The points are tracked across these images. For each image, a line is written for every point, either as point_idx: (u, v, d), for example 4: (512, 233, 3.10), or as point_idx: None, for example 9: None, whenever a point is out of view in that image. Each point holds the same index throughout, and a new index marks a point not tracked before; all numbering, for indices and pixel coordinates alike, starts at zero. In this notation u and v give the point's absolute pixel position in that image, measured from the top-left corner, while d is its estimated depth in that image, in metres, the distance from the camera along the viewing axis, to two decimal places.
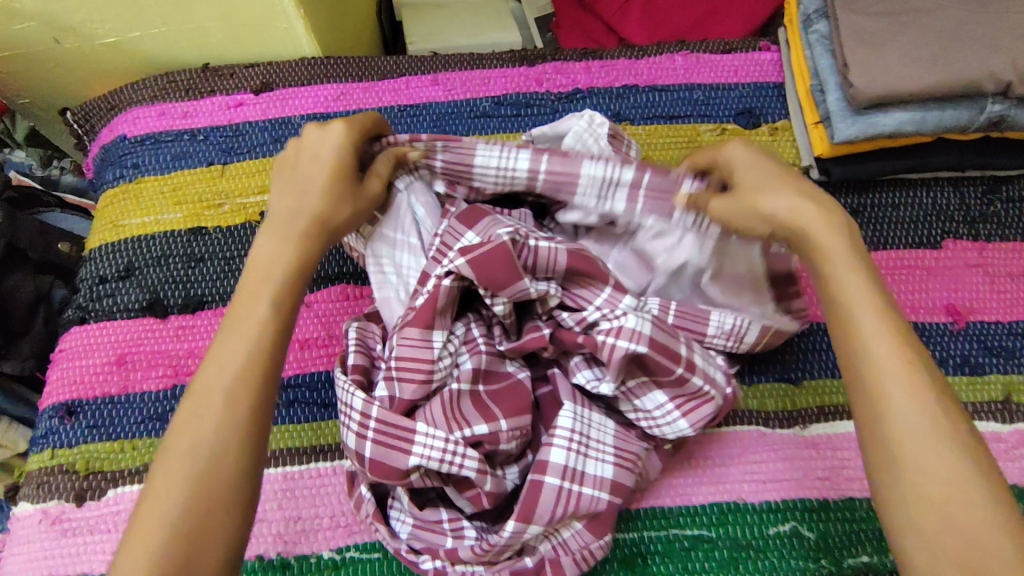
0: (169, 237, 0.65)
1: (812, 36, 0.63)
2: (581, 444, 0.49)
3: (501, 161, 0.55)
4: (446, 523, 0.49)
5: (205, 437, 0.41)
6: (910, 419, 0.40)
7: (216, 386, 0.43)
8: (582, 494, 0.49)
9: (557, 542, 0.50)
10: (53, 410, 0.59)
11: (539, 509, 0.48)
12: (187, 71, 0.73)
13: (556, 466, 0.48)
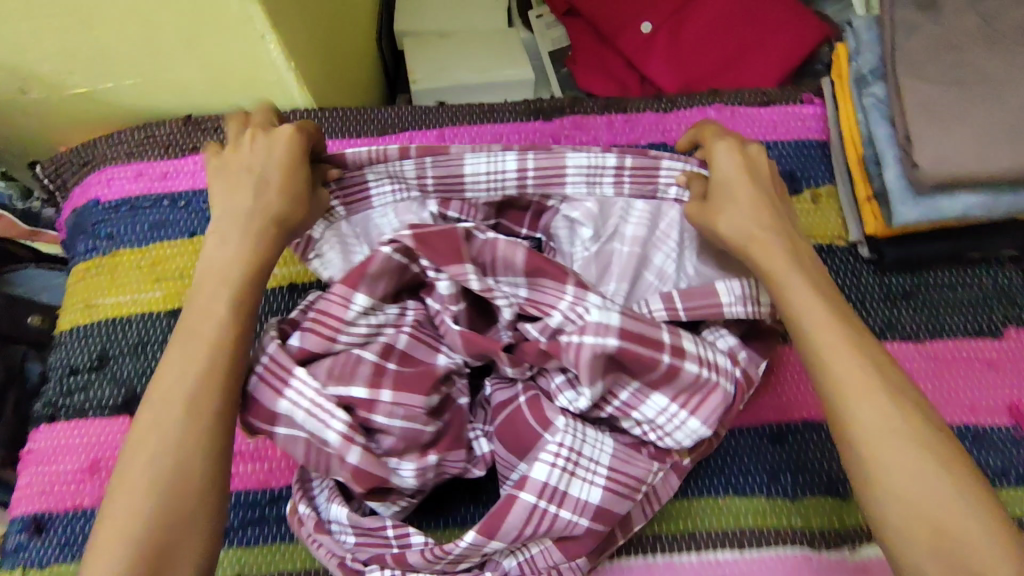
0: (148, 320, 0.59)
1: (867, 99, 0.56)
2: (569, 462, 0.46)
3: (490, 161, 0.51)
4: (390, 532, 0.46)
5: (165, 445, 0.40)
6: (867, 410, 0.40)
7: (175, 398, 0.41)
8: (558, 516, 0.45)
9: (524, 559, 0.47)
10: (21, 524, 0.53)
11: (506, 524, 0.45)
12: (167, 124, 0.66)
13: (537, 482, 0.45)
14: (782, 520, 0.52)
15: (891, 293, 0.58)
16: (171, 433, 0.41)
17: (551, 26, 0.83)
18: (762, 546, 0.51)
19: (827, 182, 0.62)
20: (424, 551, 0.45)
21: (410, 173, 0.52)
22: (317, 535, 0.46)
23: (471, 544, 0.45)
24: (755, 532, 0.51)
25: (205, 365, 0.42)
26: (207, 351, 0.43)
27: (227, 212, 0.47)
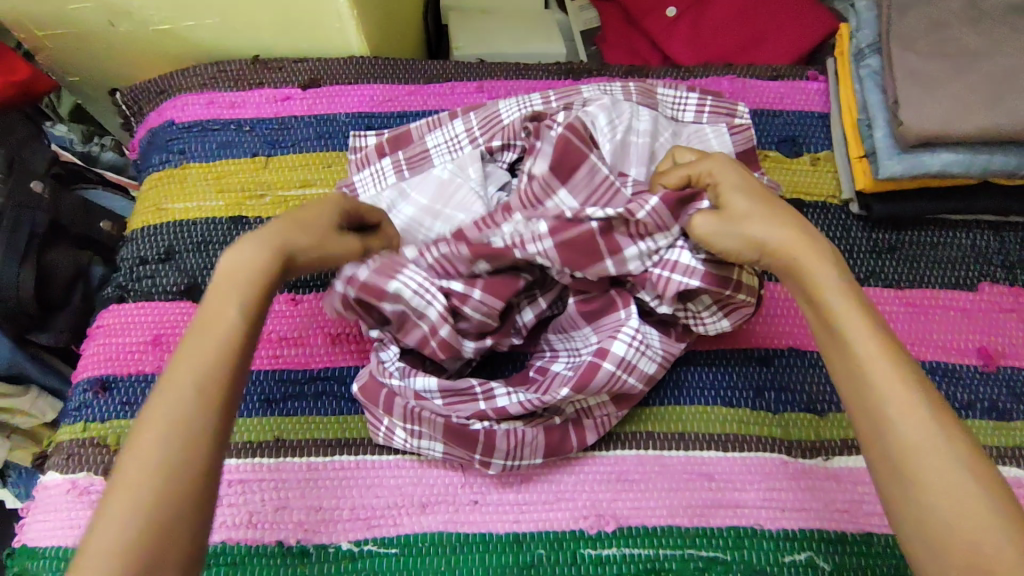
0: (210, 224, 0.66)
1: (863, 70, 0.63)
2: (641, 343, 0.56)
3: (521, 103, 0.65)
4: (478, 390, 0.56)
5: (175, 437, 0.37)
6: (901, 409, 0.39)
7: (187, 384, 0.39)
8: (628, 381, 0.55)
9: (582, 407, 0.57)
10: (86, 384, 0.60)
11: (593, 383, 0.54)
12: (237, 62, 0.73)
13: (615, 355, 0.55)
14: (764, 429, 0.58)
15: (877, 246, 0.65)
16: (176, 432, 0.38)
17: (584, 8, 0.93)
18: (743, 449, 0.58)
19: (825, 148, 0.69)
20: (525, 403, 0.54)
21: (461, 130, 0.65)
22: (421, 404, 0.55)
23: (565, 396, 0.54)
24: (738, 437, 0.58)
25: (219, 367, 0.40)
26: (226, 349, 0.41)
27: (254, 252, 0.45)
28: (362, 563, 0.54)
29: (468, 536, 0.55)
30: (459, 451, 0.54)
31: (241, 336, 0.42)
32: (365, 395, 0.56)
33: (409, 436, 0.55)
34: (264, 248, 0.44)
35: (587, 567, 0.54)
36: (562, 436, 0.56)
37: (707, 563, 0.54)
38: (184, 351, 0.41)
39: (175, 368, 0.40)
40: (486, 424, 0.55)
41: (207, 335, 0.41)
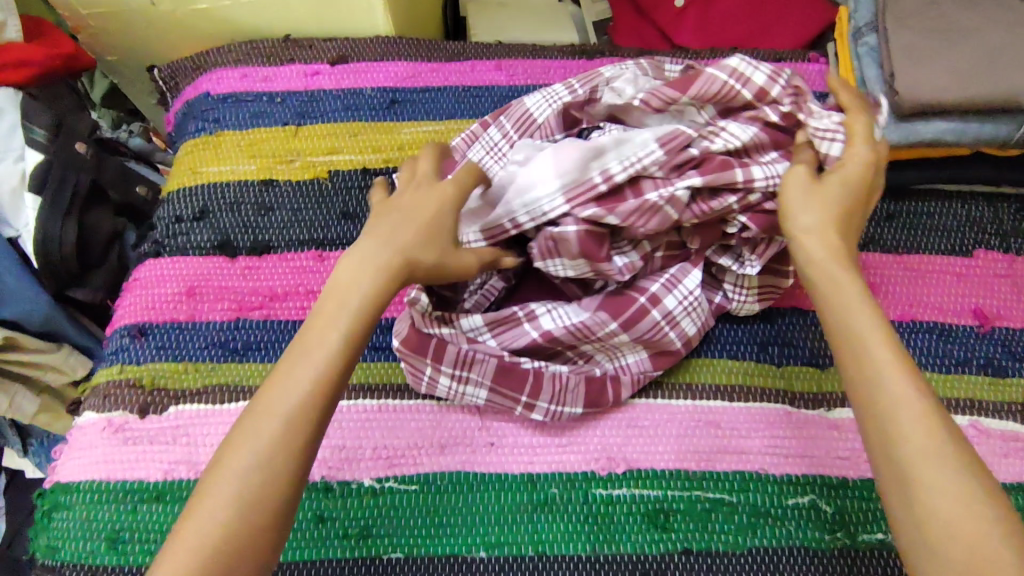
0: (243, 186, 0.70)
1: (862, 48, 0.67)
2: (689, 304, 0.59)
3: (547, 97, 0.65)
4: (524, 316, 0.60)
5: (274, 420, 0.41)
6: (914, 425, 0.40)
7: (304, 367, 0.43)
8: (670, 334, 0.59)
9: (620, 363, 0.61)
10: (124, 330, 0.63)
11: (640, 325, 0.58)
12: (269, 40, 0.77)
13: (666, 305, 0.59)
14: (768, 380, 0.61)
15: (876, 214, 0.68)
16: (275, 432, 0.41)
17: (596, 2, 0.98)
18: (749, 399, 0.60)
19: None
20: (574, 333, 0.58)
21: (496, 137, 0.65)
22: (472, 344, 0.59)
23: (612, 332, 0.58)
24: (743, 387, 0.61)
25: (315, 377, 0.43)
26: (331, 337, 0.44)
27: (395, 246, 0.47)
28: (384, 498, 0.56)
29: (484, 476, 0.57)
30: (503, 394, 0.58)
31: (339, 353, 0.44)
32: (407, 347, 0.57)
33: (454, 383, 0.58)
34: (382, 265, 0.47)
35: (598, 507, 0.56)
36: (600, 387, 0.59)
37: (713, 504, 0.56)
38: (290, 360, 0.43)
39: (278, 377, 0.43)
40: (536, 365, 0.59)
41: (314, 329, 0.45)
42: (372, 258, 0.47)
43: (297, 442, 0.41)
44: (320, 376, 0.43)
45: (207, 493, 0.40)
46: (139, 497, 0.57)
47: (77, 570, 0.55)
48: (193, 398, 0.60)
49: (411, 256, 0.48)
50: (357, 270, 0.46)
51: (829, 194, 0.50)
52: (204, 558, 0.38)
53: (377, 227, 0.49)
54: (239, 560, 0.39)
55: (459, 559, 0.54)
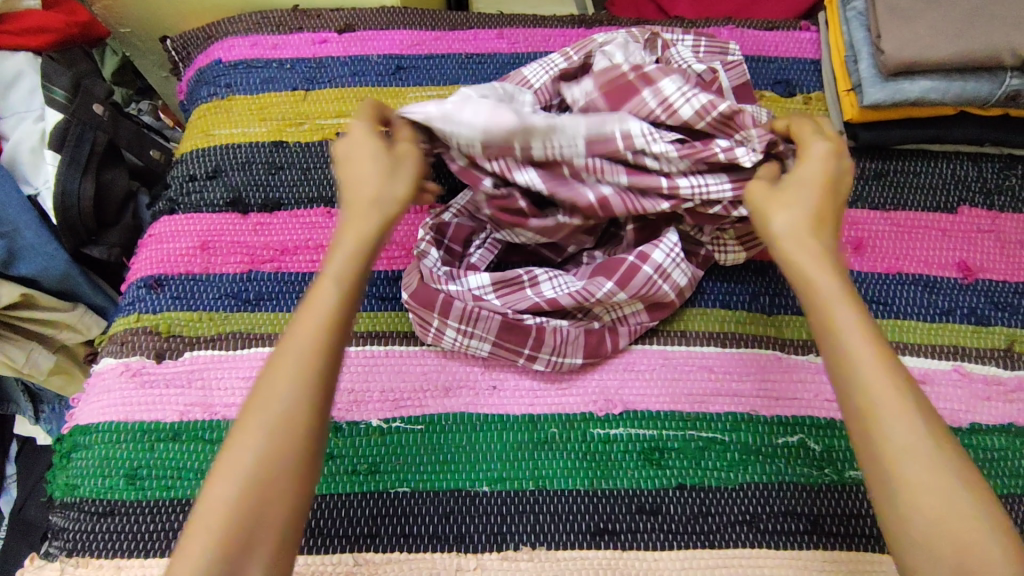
0: (254, 147, 0.72)
1: (850, 13, 0.70)
2: (676, 257, 0.61)
3: (545, 65, 0.66)
4: (526, 282, 0.61)
5: (261, 438, 0.41)
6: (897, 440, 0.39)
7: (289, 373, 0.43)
8: (663, 287, 0.60)
9: (618, 315, 0.62)
10: (141, 281, 0.66)
11: (633, 282, 0.59)
12: (278, 10, 0.80)
13: (655, 260, 0.60)
14: (760, 328, 0.64)
15: (864, 173, 0.70)
16: (290, 392, 0.43)
17: None
18: (741, 345, 0.63)
19: (817, 89, 0.75)
20: (575, 295, 0.60)
21: None
22: (478, 302, 0.60)
23: (608, 291, 0.59)
24: (735, 335, 0.63)
25: (316, 334, 0.44)
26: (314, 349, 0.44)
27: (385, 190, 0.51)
28: (391, 437, 0.59)
29: (487, 416, 0.60)
30: (507, 345, 0.59)
31: (334, 309, 0.45)
32: (417, 301, 0.59)
33: (459, 335, 0.60)
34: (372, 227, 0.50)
35: (596, 445, 0.58)
36: (599, 340, 0.61)
37: (707, 443, 0.58)
38: (292, 324, 0.45)
39: (285, 340, 0.45)
40: (539, 321, 0.60)
41: (295, 337, 0.44)
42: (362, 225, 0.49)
43: (269, 486, 0.41)
44: (319, 332, 0.44)
45: (225, 462, 0.41)
46: (156, 437, 0.59)
47: (97, 505, 0.57)
48: (208, 344, 0.63)
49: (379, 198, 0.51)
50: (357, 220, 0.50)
51: (804, 200, 0.48)
52: (228, 509, 0.40)
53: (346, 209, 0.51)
54: (266, 512, 0.40)
55: (463, 493, 0.57)
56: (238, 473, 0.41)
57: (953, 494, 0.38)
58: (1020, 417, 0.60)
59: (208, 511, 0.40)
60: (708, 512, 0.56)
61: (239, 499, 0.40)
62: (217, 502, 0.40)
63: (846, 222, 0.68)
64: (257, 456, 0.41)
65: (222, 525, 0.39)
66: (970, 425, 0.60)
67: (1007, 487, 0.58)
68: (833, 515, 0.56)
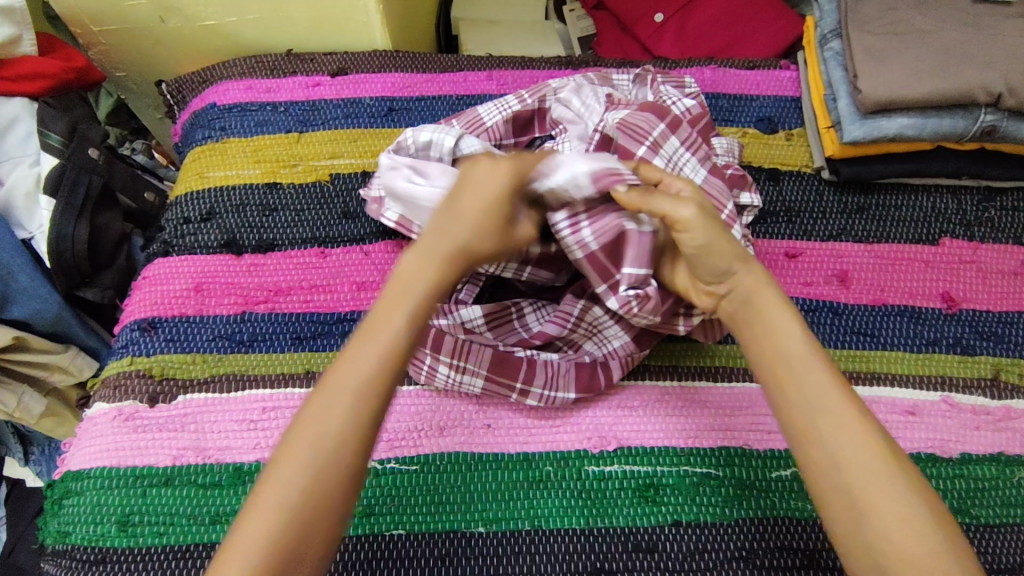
0: (248, 189, 0.73)
1: (828, 53, 0.74)
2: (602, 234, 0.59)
3: (499, 104, 0.70)
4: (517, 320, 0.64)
5: (291, 492, 0.42)
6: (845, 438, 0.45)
7: (330, 430, 0.43)
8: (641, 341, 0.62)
9: (608, 350, 0.62)
10: (135, 324, 0.66)
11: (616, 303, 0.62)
12: (272, 55, 0.82)
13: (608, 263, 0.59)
14: (749, 362, 0.65)
15: (847, 208, 0.72)
16: (338, 426, 0.43)
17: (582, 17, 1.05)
18: (730, 379, 0.64)
19: (798, 126, 0.77)
20: (559, 323, 0.62)
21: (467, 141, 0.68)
22: (468, 335, 0.62)
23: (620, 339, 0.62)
24: (726, 369, 0.64)
25: (375, 370, 0.45)
26: (354, 402, 0.44)
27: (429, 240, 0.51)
28: (385, 478, 0.58)
29: (481, 455, 0.60)
30: (499, 379, 0.60)
31: (400, 346, 0.46)
32: (412, 339, 0.59)
33: (452, 373, 0.60)
34: (439, 259, 0.50)
35: (591, 482, 0.59)
36: (591, 375, 0.61)
37: (702, 478, 0.59)
38: (352, 347, 0.46)
39: (333, 371, 0.46)
40: (529, 353, 0.62)
41: (338, 401, 0.44)
42: (432, 252, 0.50)
43: (291, 534, 0.41)
44: (377, 366, 0.45)
45: (274, 483, 0.42)
46: (149, 481, 0.59)
47: (88, 552, 0.56)
48: (201, 387, 0.63)
49: (473, 249, 0.51)
50: (418, 271, 0.49)
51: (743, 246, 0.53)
52: (263, 545, 0.41)
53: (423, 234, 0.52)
54: (309, 535, 0.42)
55: (459, 534, 0.56)
56: (285, 496, 0.42)
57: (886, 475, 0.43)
58: (1009, 446, 0.61)
59: (252, 531, 0.41)
60: (705, 548, 0.56)
61: (287, 519, 0.41)
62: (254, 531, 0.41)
63: (831, 256, 0.69)
64: (306, 483, 0.42)
65: (271, 548, 0.40)
66: (960, 456, 0.60)
67: (999, 516, 0.58)
68: (828, 549, 0.56)
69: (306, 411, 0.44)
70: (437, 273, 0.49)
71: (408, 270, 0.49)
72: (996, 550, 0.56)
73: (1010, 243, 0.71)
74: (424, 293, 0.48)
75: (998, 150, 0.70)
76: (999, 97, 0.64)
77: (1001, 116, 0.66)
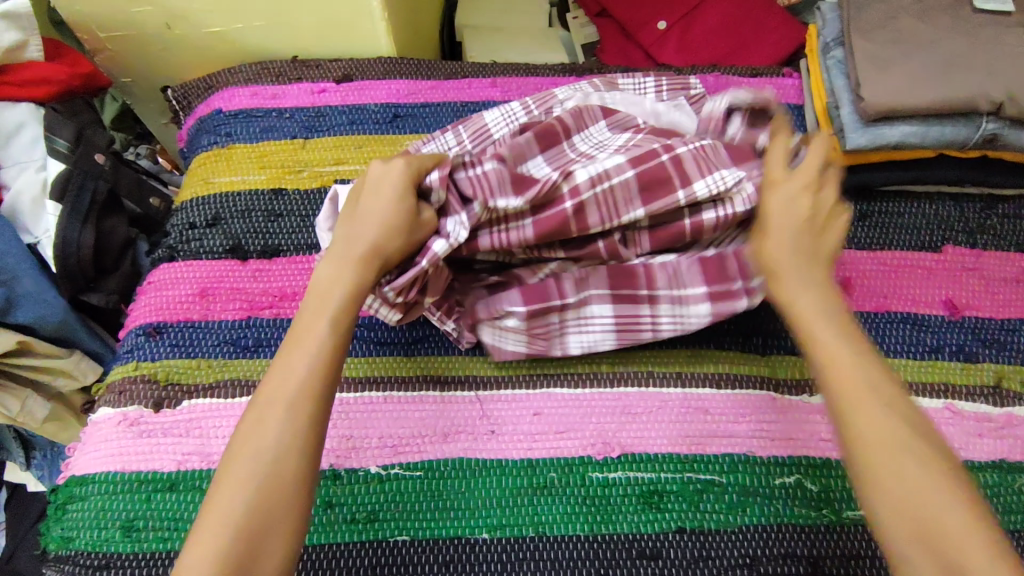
0: (254, 194, 0.73)
1: (830, 61, 0.74)
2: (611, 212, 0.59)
3: (505, 115, 0.71)
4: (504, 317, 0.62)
5: (230, 509, 0.44)
6: (873, 426, 0.43)
7: (264, 444, 0.46)
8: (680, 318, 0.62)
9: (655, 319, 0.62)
10: (140, 329, 0.66)
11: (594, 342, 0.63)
12: (278, 61, 0.82)
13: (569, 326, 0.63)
14: (753, 369, 0.65)
15: (849, 215, 0.72)
16: (282, 428, 0.46)
17: (585, 25, 1.05)
18: (731, 386, 0.64)
19: (801, 133, 0.78)
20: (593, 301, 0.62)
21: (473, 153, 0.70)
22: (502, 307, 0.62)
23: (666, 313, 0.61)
24: (730, 376, 0.64)
25: (308, 375, 0.48)
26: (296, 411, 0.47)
27: (352, 238, 0.55)
28: (389, 484, 0.58)
29: (485, 461, 0.60)
30: (541, 343, 0.62)
31: (327, 350, 0.50)
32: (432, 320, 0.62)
33: (495, 334, 0.62)
34: (355, 265, 0.54)
35: (595, 489, 0.59)
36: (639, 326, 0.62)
37: (705, 485, 0.59)
38: (284, 358, 0.50)
39: (276, 372, 0.49)
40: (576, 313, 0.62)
41: (268, 416, 0.47)
42: (347, 260, 0.54)
43: (246, 532, 0.43)
44: (312, 373, 0.49)
45: (219, 499, 0.44)
46: (153, 487, 0.59)
47: (92, 558, 0.56)
48: (205, 393, 0.63)
49: (380, 250, 0.55)
50: (335, 274, 0.54)
51: (793, 225, 0.52)
52: (220, 548, 0.42)
53: (335, 239, 0.56)
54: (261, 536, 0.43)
55: (462, 540, 0.56)
56: (227, 516, 0.43)
57: (917, 460, 0.42)
58: (1012, 454, 0.61)
59: (199, 552, 0.42)
60: (708, 556, 0.56)
61: (236, 527, 0.43)
62: (208, 537, 0.43)
63: (833, 262, 0.69)
64: (248, 496, 0.44)
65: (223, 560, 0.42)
66: (963, 463, 0.60)
67: (1002, 524, 0.58)
68: (831, 557, 0.56)
69: (240, 434, 0.47)
70: (358, 270, 0.54)
71: (325, 275, 0.54)
72: None
73: (1012, 251, 0.71)
74: (342, 292, 0.53)
75: (1000, 158, 0.71)
76: (1001, 106, 0.65)
77: (1003, 124, 0.66)
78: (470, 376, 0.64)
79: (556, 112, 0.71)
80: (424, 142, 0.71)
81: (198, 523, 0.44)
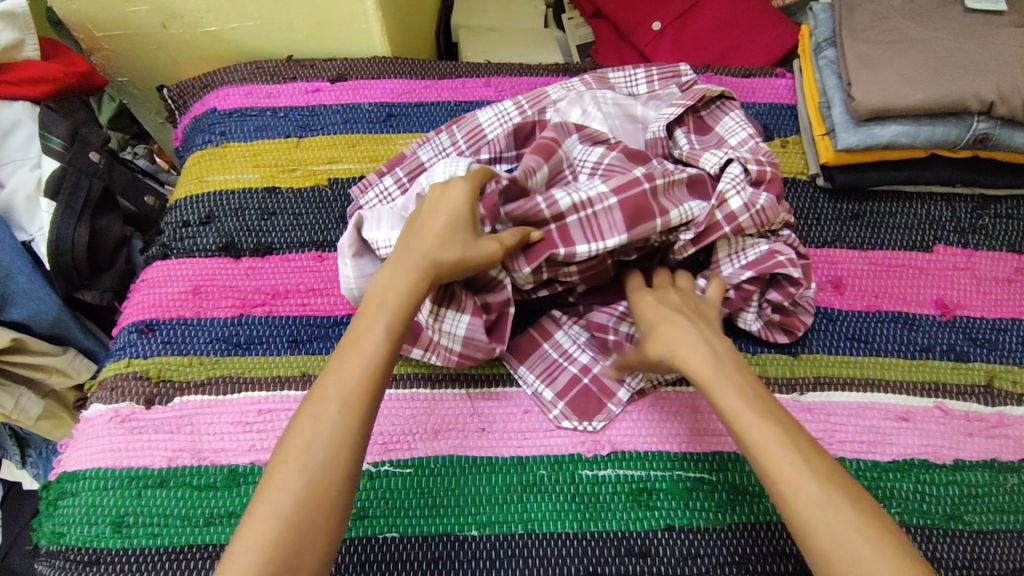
0: (247, 192, 0.74)
1: (823, 61, 0.74)
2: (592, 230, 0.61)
3: (499, 115, 0.72)
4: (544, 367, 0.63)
5: (281, 508, 0.44)
6: (796, 479, 0.45)
7: (316, 442, 0.46)
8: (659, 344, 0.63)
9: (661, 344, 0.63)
10: (132, 327, 0.66)
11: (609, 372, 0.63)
12: (273, 61, 0.82)
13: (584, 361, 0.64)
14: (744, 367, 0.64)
15: (842, 215, 0.72)
16: (336, 429, 0.47)
17: (580, 26, 1.06)
18: None
19: (793, 133, 0.78)
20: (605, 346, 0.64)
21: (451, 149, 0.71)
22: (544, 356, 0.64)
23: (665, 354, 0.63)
24: None
25: (361, 378, 0.49)
26: (349, 412, 0.48)
27: (411, 250, 0.56)
28: (379, 481, 0.58)
29: (475, 459, 0.60)
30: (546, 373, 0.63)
31: (379, 354, 0.51)
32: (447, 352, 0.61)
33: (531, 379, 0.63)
34: (413, 273, 0.54)
35: (585, 486, 0.59)
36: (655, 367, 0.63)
37: (694, 483, 0.59)
38: (338, 360, 0.51)
39: (334, 374, 0.50)
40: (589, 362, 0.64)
41: (321, 414, 0.47)
42: (405, 267, 0.55)
43: (293, 531, 0.43)
44: (366, 375, 0.50)
45: (268, 494, 0.45)
46: (144, 483, 0.59)
47: (82, 553, 0.56)
48: (196, 389, 0.63)
49: (440, 260, 0.55)
50: (390, 280, 0.54)
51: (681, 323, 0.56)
52: (264, 543, 0.43)
53: (400, 249, 0.57)
54: (308, 537, 0.44)
55: (451, 537, 0.56)
56: (276, 514, 0.44)
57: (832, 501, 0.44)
58: (1002, 454, 0.61)
59: (245, 546, 0.43)
60: (698, 553, 0.56)
61: (285, 524, 0.43)
62: (258, 531, 0.43)
63: (825, 262, 0.70)
64: (297, 493, 0.45)
65: (269, 556, 0.42)
66: (954, 462, 0.60)
67: (993, 523, 0.58)
68: None
69: (290, 434, 0.47)
70: (415, 280, 0.54)
71: (383, 282, 0.54)
72: (989, 557, 0.56)
73: (1004, 250, 0.71)
74: (398, 300, 0.53)
75: (991, 158, 0.71)
76: (992, 106, 0.65)
77: (994, 124, 0.66)
78: (464, 373, 0.64)
79: (549, 112, 0.71)
80: (419, 143, 0.71)
81: (244, 521, 0.44)
